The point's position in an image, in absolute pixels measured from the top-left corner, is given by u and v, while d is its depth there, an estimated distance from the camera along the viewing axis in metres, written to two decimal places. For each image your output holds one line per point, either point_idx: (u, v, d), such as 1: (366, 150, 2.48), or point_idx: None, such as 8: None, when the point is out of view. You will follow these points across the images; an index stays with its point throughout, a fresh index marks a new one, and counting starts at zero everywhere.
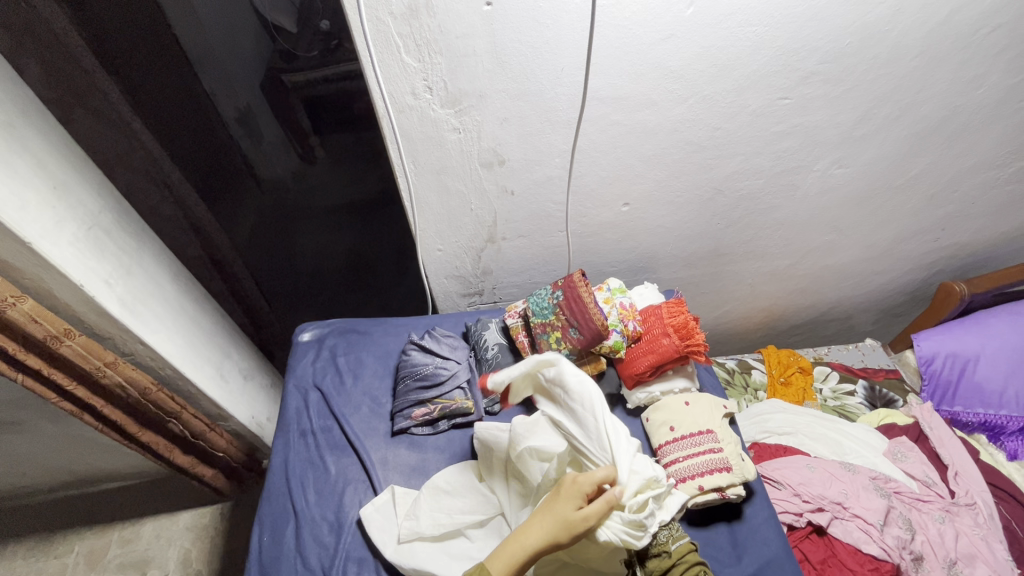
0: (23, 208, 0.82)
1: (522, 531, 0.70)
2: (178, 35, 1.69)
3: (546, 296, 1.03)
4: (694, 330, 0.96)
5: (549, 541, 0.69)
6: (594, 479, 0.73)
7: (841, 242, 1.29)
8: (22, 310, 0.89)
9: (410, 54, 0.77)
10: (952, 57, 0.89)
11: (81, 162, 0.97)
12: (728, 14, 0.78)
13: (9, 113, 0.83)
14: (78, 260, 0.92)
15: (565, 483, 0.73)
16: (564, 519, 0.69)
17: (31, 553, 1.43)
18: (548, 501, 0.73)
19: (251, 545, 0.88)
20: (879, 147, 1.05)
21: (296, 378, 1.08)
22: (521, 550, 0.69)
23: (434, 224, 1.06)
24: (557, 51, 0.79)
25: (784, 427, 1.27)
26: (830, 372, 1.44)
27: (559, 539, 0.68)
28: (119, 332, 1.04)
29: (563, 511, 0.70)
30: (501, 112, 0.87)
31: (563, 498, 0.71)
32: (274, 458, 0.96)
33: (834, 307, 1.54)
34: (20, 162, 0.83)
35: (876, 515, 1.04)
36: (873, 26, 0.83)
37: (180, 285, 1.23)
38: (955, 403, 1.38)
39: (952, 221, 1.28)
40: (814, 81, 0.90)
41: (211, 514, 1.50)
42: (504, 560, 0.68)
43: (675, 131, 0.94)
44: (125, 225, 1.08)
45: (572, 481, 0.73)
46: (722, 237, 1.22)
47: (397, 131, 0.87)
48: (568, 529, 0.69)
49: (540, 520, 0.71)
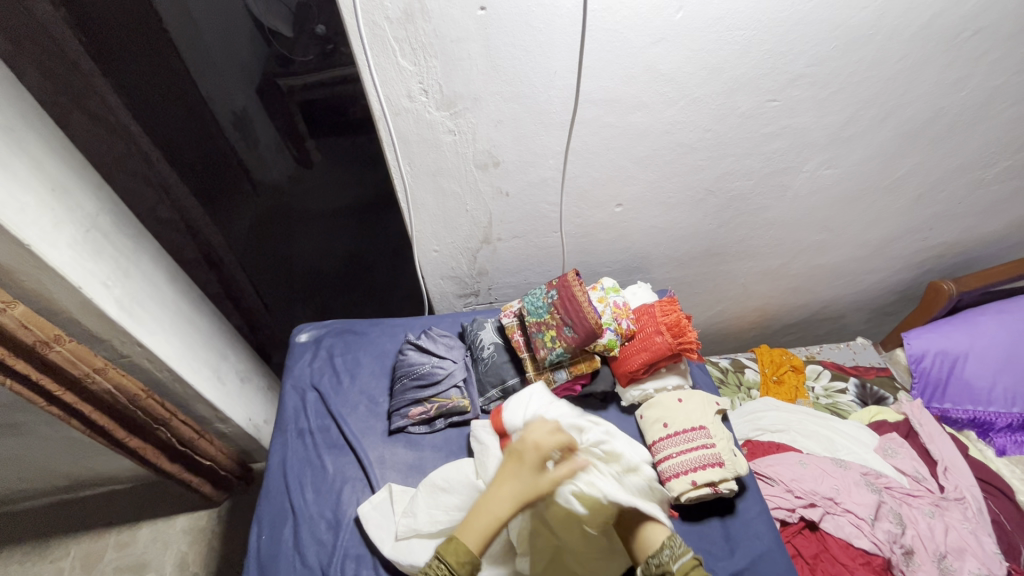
0: (22, 211, 0.83)
1: (487, 503, 0.69)
2: (174, 39, 1.71)
3: (541, 296, 1.04)
4: (686, 328, 0.98)
5: (519, 506, 0.69)
6: (554, 443, 0.73)
7: (832, 242, 1.31)
8: (13, 315, 0.90)
9: (406, 57, 0.79)
10: (934, 60, 0.92)
11: (78, 164, 0.98)
12: (716, 18, 0.80)
13: (9, 116, 0.84)
14: (76, 262, 0.93)
15: (520, 450, 0.72)
16: (531, 485, 0.70)
17: (27, 557, 1.42)
18: (509, 466, 0.72)
19: (249, 545, 0.88)
20: (866, 148, 1.07)
21: (293, 379, 1.09)
22: (493, 520, 0.68)
23: (430, 225, 1.08)
24: (550, 54, 0.81)
25: (777, 424, 1.28)
26: (822, 371, 1.46)
27: (528, 502, 0.70)
28: (116, 334, 1.05)
29: (530, 479, 0.71)
30: (495, 114, 0.89)
31: (527, 464, 0.71)
32: (272, 457, 0.97)
33: (826, 306, 1.56)
34: (20, 165, 0.84)
35: (867, 510, 1.06)
36: (857, 30, 0.85)
37: (177, 288, 1.24)
38: (945, 400, 1.40)
39: (940, 220, 1.31)
40: (801, 83, 0.92)
41: (208, 517, 1.50)
42: (478, 533, 0.68)
43: (667, 133, 0.96)
44: (122, 228, 1.09)
45: (523, 445, 0.73)
46: (714, 237, 1.24)
47: (393, 133, 0.89)
48: (535, 490, 0.70)
49: (503, 489, 0.70)
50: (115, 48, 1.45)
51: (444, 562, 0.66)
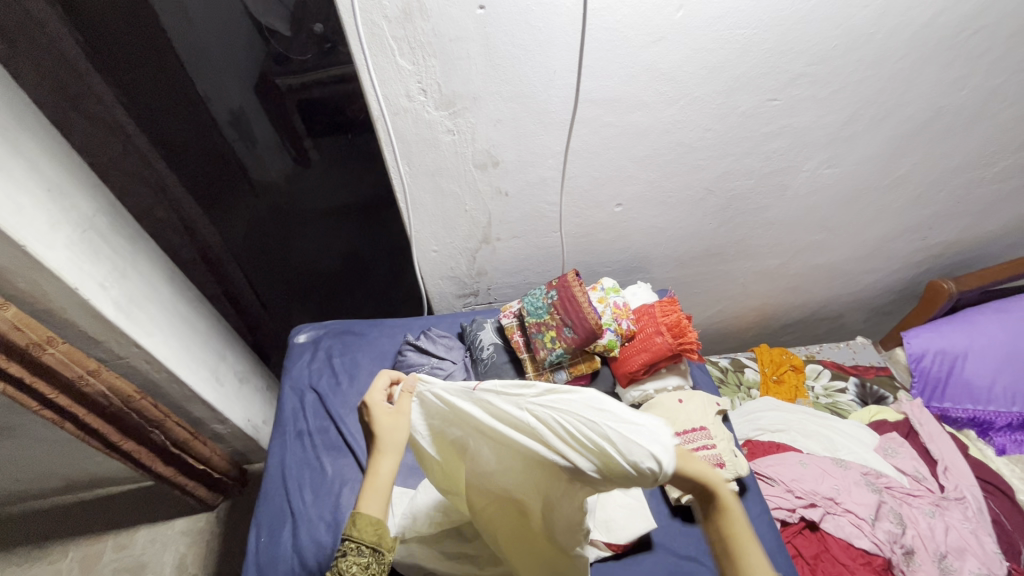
0: (17, 212, 0.82)
1: (372, 466, 0.62)
2: (172, 39, 1.70)
3: (540, 296, 1.03)
4: (687, 328, 0.98)
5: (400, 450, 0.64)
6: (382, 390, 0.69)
7: (832, 241, 1.31)
8: (5, 318, 0.90)
9: (404, 56, 0.78)
10: (935, 59, 0.91)
11: (73, 164, 0.97)
12: (717, 17, 0.79)
13: (4, 116, 0.83)
14: (73, 263, 0.92)
15: (364, 409, 0.67)
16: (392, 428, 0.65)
17: (24, 559, 1.42)
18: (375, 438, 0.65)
19: (248, 547, 0.88)
20: (866, 148, 1.07)
21: (292, 380, 1.09)
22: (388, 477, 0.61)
23: (429, 225, 1.07)
24: (550, 53, 0.80)
25: (777, 423, 1.28)
26: (822, 370, 1.46)
27: (401, 441, 0.64)
28: (113, 335, 1.04)
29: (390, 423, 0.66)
30: (494, 114, 0.88)
31: (379, 419, 0.65)
32: (271, 458, 0.97)
33: (826, 305, 1.55)
34: (15, 165, 0.84)
35: (866, 510, 1.06)
36: (858, 29, 0.85)
37: (175, 288, 1.23)
38: (944, 399, 1.40)
39: (941, 219, 1.30)
40: (802, 83, 0.91)
41: (206, 518, 1.49)
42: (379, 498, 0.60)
43: (667, 132, 0.96)
44: (119, 229, 1.08)
45: (368, 404, 0.67)
46: (715, 236, 1.23)
47: (392, 133, 0.88)
48: (400, 433, 0.65)
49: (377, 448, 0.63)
50: (111, 48, 1.44)
51: (364, 544, 0.57)
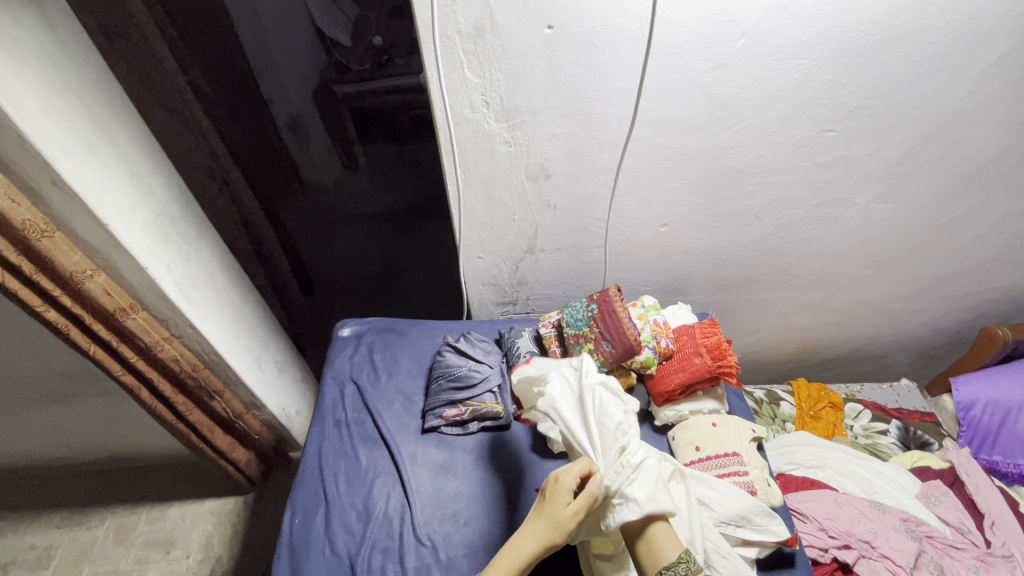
0: (105, 192, 0.91)
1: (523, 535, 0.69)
2: (243, 42, 1.82)
3: (580, 309, 1.05)
4: (728, 352, 0.97)
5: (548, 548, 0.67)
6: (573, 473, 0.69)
7: (881, 277, 1.28)
8: (97, 283, 0.96)
9: (472, 70, 0.82)
10: (1002, 99, 0.90)
11: (155, 152, 1.05)
12: (779, 47, 0.81)
13: (102, 107, 0.92)
14: (146, 244, 1.00)
15: (552, 484, 0.69)
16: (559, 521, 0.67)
17: (65, 522, 1.49)
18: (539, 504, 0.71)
19: (282, 528, 0.91)
20: (923, 185, 1.05)
21: (334, 370, 1.13)
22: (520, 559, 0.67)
23: (477, 233, 1.10)
24: (611, 74, 0.83)
25: (812, 459, 1.25)
26: (862, 410, 1.41)
27: (553, 542, 0.67)
28: (174, 315, 1.11)
29: (552, 517, 0.67)
30: (552, 129, 0.91)
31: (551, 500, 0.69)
32: (309, 444, 1.01)
33: (870, 344, 1.51)
34: (107, 151, 0.92)
35: (906, 558, 1.01)
36: (923, 65, 0.85)
37: (232, 277, 1.30)
38: (993, 451, 1.34)
39: (999, 264, 1.26)
40: (860, 115, 0.91)
41: (235, 501, 1.54)
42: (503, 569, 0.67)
43: (718, 156, 0.97)
44: (190, 216, 1.16)
45: (557, 483, 0.69)
46: (757, 263, 1.22)
47: (453, 141, 0.92)
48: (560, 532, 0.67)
49: (532, 525, 0.69)
50: (193, 47, 1.56)
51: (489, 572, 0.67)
